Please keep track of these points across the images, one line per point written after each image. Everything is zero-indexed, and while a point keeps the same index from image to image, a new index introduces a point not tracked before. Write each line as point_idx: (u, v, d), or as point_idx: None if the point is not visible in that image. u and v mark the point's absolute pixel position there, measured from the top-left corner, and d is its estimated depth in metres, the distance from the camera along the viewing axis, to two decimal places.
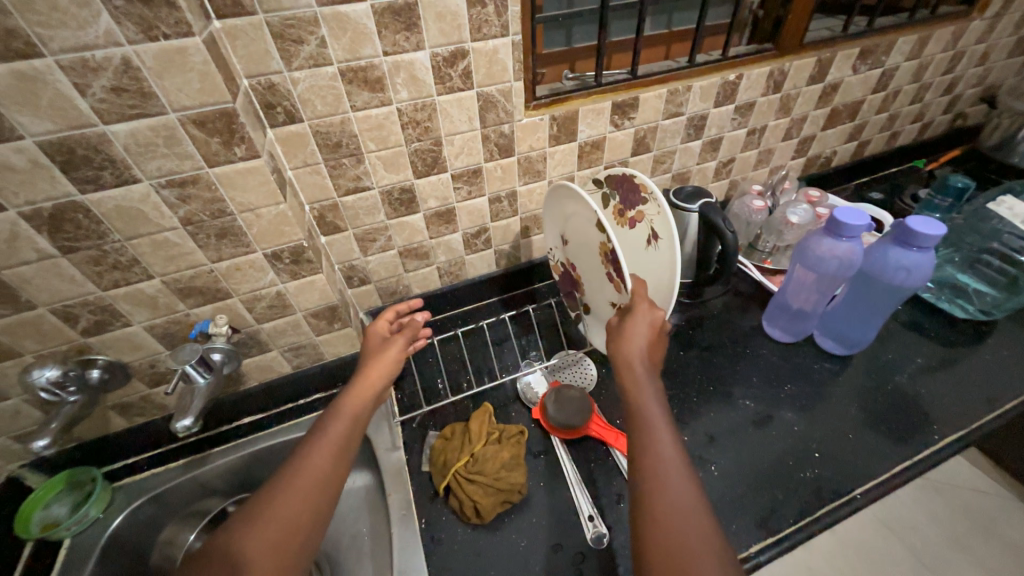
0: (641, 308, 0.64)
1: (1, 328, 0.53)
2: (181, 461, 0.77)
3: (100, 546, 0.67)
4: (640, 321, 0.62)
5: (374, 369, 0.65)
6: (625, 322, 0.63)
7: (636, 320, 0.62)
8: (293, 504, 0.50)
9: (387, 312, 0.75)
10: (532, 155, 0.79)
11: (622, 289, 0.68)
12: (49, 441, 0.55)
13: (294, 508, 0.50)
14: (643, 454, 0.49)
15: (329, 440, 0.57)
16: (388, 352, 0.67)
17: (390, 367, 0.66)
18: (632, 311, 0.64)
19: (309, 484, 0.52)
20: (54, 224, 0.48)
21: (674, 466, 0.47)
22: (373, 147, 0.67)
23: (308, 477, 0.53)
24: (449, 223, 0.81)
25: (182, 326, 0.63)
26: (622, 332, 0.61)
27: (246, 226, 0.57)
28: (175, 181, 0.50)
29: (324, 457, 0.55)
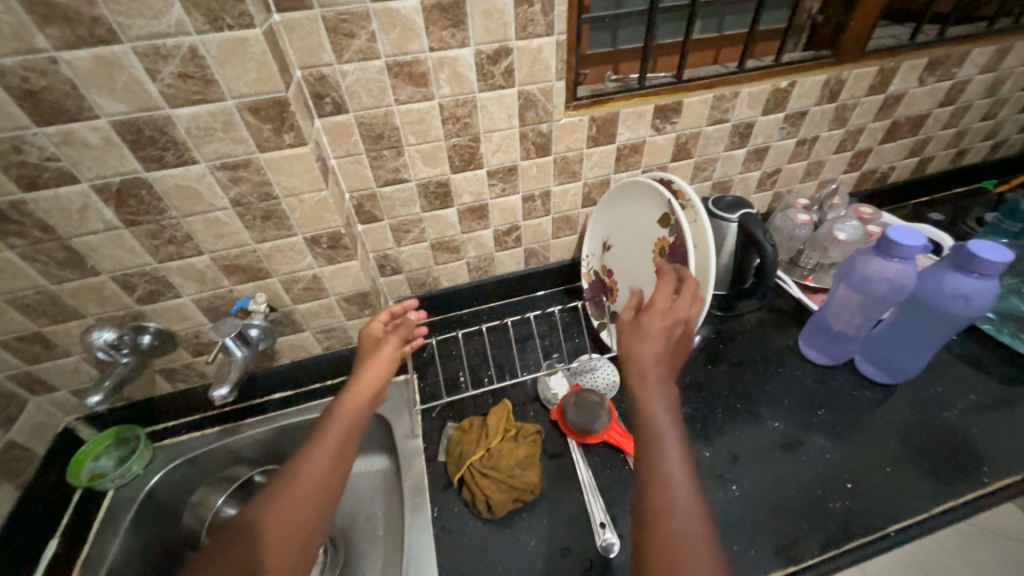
0: (661, 308, 0.59)
1: (70, 291, 0.58)
2: (215, 428, 0.80)
3: (138, 501, 0.72)
4: (656, 328, 0.57)
5: (371, 368, 0.64)
6: (641, 325, 0.58)
7: (652, 322, 0.57)
8: (293, 506, 0.52)
9: (385, 311, 0.72)
10: (569, 155, 0.78)
11: None
12: (101, 398, 0.60)
13: (293, 510, 0.51)
14: (647, 467, 0.48)
15: (327, 440, 0.57)
16: (388, 349, 0.66)
17: (388, 364, 0.66)
18: (651, 312, 0.59)
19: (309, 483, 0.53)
20: (120, 198, 0.52)
21: (678, 480, 0.46)
22: (413, 140, 0.68)
23: (306, 478, 0.54)
24: (481, 218, 0.82)
25: (226, 301, 0.67)
26: (638, 337, 0.56)
27: (289, 210, 0.60)
28: (228, 164, 0.53)
29: (323, 455, 0.56)
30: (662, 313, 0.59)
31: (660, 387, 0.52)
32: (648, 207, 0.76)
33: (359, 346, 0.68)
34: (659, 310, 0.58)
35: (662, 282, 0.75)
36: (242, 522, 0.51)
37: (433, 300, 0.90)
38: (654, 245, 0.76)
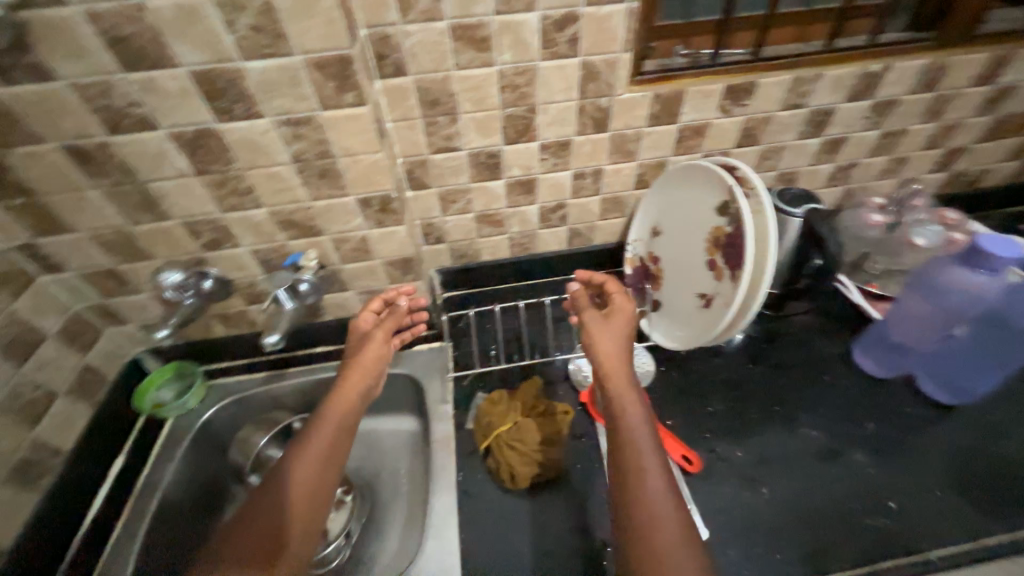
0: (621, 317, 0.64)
1: (143, 232, 0.62)
2: (263, 373, 0.85)
3: (192, 432, 0.77)
4: (617, 334, 0.62)
5: (358, 368, 0.67)
6: (602, 331, 0.63)
7: (611, 329, 0.63)
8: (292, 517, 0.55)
9: (376, 299, 0.74)
10: (625, 133, 0.75)
11: (723, 276, 0.69)
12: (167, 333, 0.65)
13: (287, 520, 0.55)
14: (626, 471, 0.52)
15: (314, 448, 0.59)
16: (377, 344, 0.69)
17: (376, 360, 0.68)
18: (612, 320, 0.64)
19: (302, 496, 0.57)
20: (192, 147, 0.55)
21: (652, 481, 0.50)
22: (469, 108, 0.67)
23: (295, 492, 0.56)
24: (529, 193, 0.81)
25: (279, 255, 0.69)
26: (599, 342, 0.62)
27: (344, 169, 0.60)
28: (291, 120, 0.54)
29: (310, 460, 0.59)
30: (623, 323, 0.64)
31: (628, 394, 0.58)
32: (706, 193, 0.72)
33: (349, 338, 0.72)
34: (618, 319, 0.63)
35: (710, 273, 0.71)
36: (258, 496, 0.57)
37: (472, 273, 0.90)
38: (708, 234, 0.72)
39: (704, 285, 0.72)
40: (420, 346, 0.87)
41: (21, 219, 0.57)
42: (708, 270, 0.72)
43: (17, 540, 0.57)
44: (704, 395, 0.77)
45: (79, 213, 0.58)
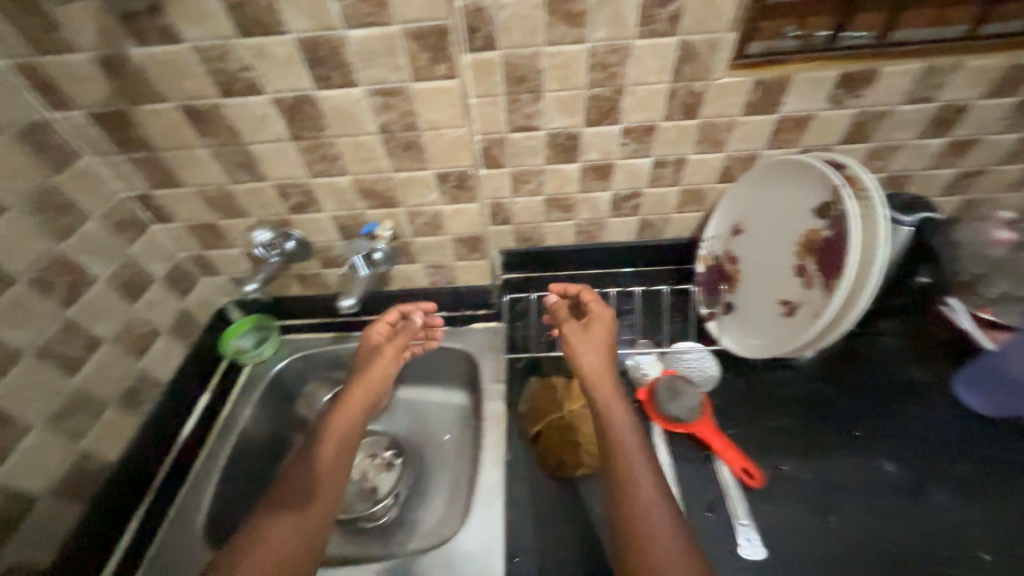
0: (600, 324, 0.71)
1: (241, 191, 0.66)
2: (330, 333, 0.89)
3: (266, 380, 0.83)
4: (601, 341, 0.69)
5: (374, 371, 0.74)
6: (586, 336, 0.70)
7: (594, 335, 0.69)
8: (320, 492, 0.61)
9: (391, 311, 0.81)
10: (717, 121, 0.70)
11: (814, 282, 0.64)
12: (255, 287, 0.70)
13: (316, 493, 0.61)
14: (622, 480, 0.55)
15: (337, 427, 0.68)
16: (391, 352, 0.76)
17: (389, 363, 0.75)
18: (593, 328, 0.71)
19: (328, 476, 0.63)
20: (291, 112, 0.57)
21: (646, 489, 0.54)
22: (554, 86, 0.65)
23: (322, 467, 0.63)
24: (603, 179, 0.78)
25: (357, 223, 0.72)
26: (582, 345, 0.69)
27: (427, 142, 0.61)
28: (384, 90, 0.55)
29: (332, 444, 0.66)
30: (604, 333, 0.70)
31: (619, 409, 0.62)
32: (805, 191, 0.67)
33: (362, 347, 0.78)
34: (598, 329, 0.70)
35: (800, 280, 0.66)
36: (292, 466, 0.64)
37: (535, 257, 0.89)
38: (802, 235, 0.67)
39: (790, 290, 0.68)
40: (475, 324, 0.89)
41: (142, 171, 0.63)
42: (796, 274, 0.67)
43: (122, 458, 0.64)
44: (768, 407, 0.70)
45: (188, 169, 0.63)
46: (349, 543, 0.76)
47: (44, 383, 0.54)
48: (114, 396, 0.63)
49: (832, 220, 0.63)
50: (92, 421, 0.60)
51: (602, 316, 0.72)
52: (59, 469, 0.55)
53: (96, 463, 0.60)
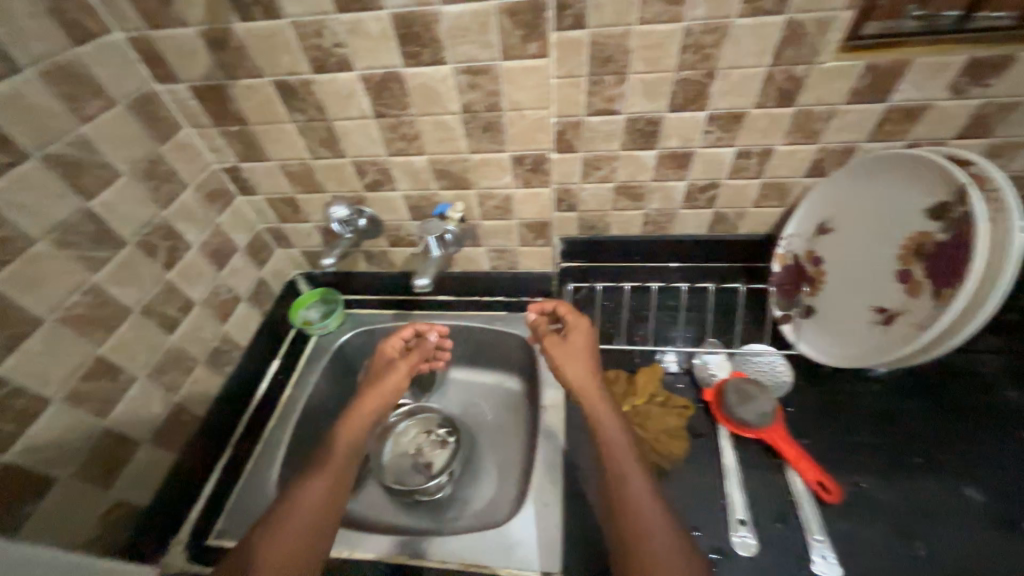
0: (578, 333, 0.68)
1: (321, 167, 0.68)
2: (390, 311, 0.92)
3: (330, 352, 0.86)
4: (581, 350, 0.67)
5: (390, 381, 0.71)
6: (567, 349, 0.67)
7: (576, 347, 0.67)
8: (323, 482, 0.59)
9: (407, 328, 0.79)
10: (815, 110, 0.65)
11: (921, 292, 0.60)
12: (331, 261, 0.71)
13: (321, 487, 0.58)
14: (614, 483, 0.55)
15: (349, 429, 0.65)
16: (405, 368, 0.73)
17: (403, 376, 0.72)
18: (572, 337, 0.68)
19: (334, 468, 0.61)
20: (378, 89, 0.58)
21: (637, 489, 0.54)
22: (641, 68, 0.62)
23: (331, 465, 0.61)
24: (680, 168, 0.74)
25: (427, 203, 0.72)
26: (567, 360, 0.66)
27: (508, 124, 0.60)
28: (471, 68, 0.55)
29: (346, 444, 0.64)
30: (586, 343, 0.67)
31: (606, 412, 0.61)
32: (916, 190, 0.63)
33: (376, 361, 0.76)
34: (576, 338, 0.68)
35: (903, 287, 0.63)
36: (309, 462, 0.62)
37: (597, 246, 0.87)
38: (908, 239, 0.63)
39: (888, 298, 0.64)
40: (534, 311, 0.88)
41: (233, 144, 0.66)
42: (897, 281, 0.63)
43: (208, 414, 0.68)
44: (847, 419, 0.66)
45: (275, 144, 0.66)
46: (400, 512, 0.79)
47: (147, 339, 0.58)
48: (202, 355, 0.67)
49: (950, 224, 0.58)
50: (184, 377, 0.64)
51: (576, 326, 0.69)
52: (157, 418, 0.60)
53: (187, 416, 0.64)
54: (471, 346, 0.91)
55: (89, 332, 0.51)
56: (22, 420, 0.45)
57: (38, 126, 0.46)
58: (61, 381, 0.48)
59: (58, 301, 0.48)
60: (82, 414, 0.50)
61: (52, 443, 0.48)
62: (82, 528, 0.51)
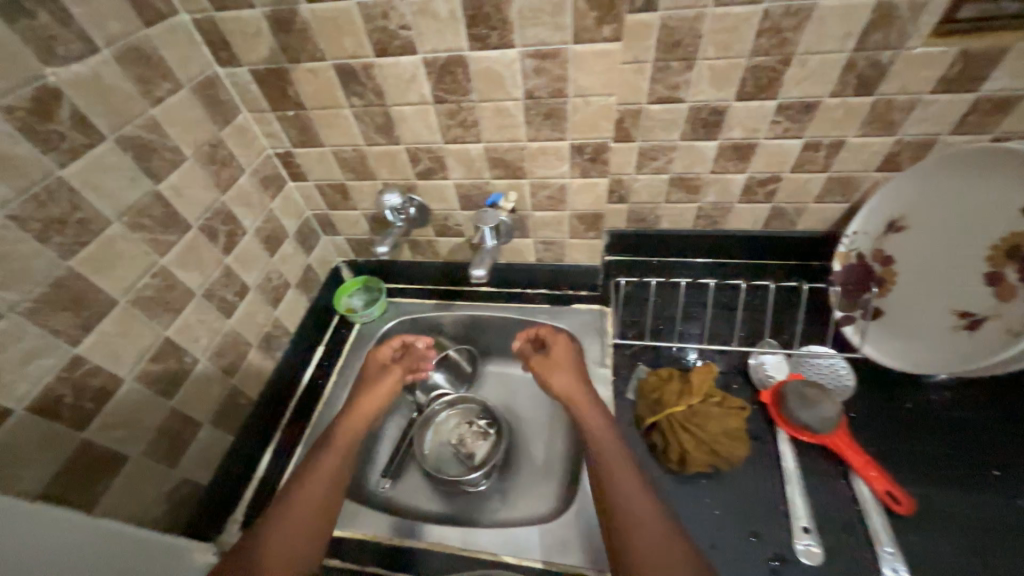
0: (560, 346, 0.71)
1: (375, 154, 0.67)
2: (432, 300, 0.91)
3: (373, 340, 0.86)
4: (564, 360, 0.69)
5: (384, 381, 0.71)
6: (551, 361, 0.70)
7: (559, 359, 0.70)
8: (319, 477, 0.57)
9: (394, 339, 0.79)
10: (896, 99, 0.61)
11: (1013, 296, 0.59)
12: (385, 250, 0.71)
13: (317, 481, 0.57)
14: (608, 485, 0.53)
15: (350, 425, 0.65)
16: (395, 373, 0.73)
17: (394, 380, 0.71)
18: (555, 350, 0.71)
19: (329, 461, 0.59)
20: (441, 74, 0.56)
21: (637, 503, 0.51)
22: (712, 53, 0.59)
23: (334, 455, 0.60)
24: (742, 160, 0.71)
25: (479, 193, 0.71)
26: (551, 369, 0.69)
27: (572, 111, 0.58)
28: (539, 52, 0.53)
29: (341, 439, 0.63)
30: (568, 355, 0.70)
31: (594, 418, 0.61)
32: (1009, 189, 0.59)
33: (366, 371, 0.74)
34: (560, 351, 0.71)
35: (989, 291, 0.61)
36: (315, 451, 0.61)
37: (646, 240, 0.84)
38: (995, 241, 0.61)
39: (972, 302, 0.62)
40: (578, 305, 0.86)
41: (289, 129, 0.66)
42: (983, 285, 0.61)
43: (260, 398, 0.69)
44: (918, 427, 0.62)
45: (330, 130, 0.65)
46: (442, 502, 0.79)
47: (206, 322, 0.59)
48: (256, 340, 0.68)
49: None
50: (239, 361, 0.65)
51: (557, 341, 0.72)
52: (215, 400, 0.60)
53: (242, 399, 0.65)
54: (512, 339, 0.90)
55: (156, 315, 0.52)
56: (99, 399, 0.46)
57: (114, 109, 0.46)
58: (132, 362, 0.49)
59: (131, 283, 0.48)
60: (150, 395, 0.51)
61: (124, 422, 0.48)
62: (151, 505, 0.52)
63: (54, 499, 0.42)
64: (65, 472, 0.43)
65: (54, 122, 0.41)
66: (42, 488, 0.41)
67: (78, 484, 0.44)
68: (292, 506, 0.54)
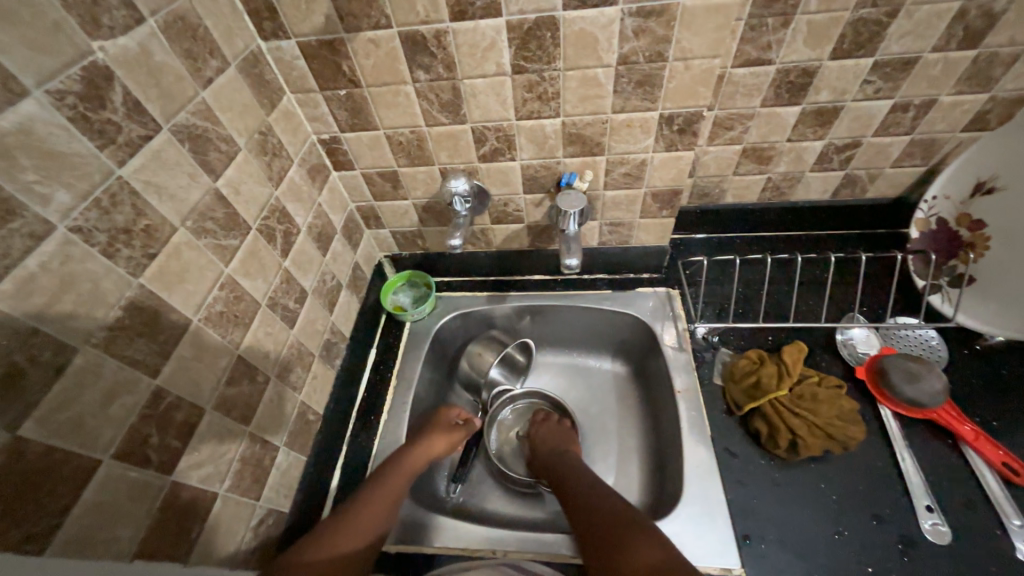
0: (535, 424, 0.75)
1: (436, 136, 0.60)
2: (484, 293, 0.84)
3: (429, 339, 0.78)
4: (543, 433, 0.73)
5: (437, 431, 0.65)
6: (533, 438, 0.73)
7: (538, 432, 0.73)
8: (385, 492, 0.55)
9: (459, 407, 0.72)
10: (1001, 52, 0.57)
11: None
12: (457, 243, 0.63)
13: (384, 496, 0.54)
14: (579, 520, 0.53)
15: (413, 456, 0.60)
16: (452, 435, 0.66)
17: (444, 437, 0.64)
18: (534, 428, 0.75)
19: (392, 481, 0.56)
20: (525, 39, 0.50)
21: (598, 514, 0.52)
22: (813, 7, 0.54)
23: (396, 476, 0.57)
24: (823, 125, 0.67)
25: (548, 174, 0.65)
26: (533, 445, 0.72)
27: (669, 77, 0.52)
28: (644, 10, 0.47)
29: (406, 464, 0.59)
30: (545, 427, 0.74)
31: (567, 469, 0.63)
32: None
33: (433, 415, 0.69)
34: (534, 427, 0.75)
35: None
36: (381, 469, 0.58)
37: (709, 216, 0.80)
38: None
39: None
40: (642, 289, 0.80)
41: (338, 111, 0.58)
42: None
43: (327, 412, 0.63)
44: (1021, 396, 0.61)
45: (388, 110, 0.58)
46: (524, 506, 0.71)
47: (273, 335, 0.53)
48: (317, 349, 0.61)
49: None
50: (305, 375, 0.58)
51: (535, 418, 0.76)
52: (288, 420, 0.55)
53: (311, 416, 0.59)
54: (571, 329, 0.84)
55: (225, 332, 0.45)
56: (182, 435, 0.40)
57: (166, 92, 0.39)
58: (210, 387, 0.43)
59: (201, 299, 0.42)
60: (229, 423, 0.45)
61: (208, 456, 0.43)
62: (240, 544, 0.46)
63: (152, 554, 0.36)
64: (158, 522, 0.37)
65: (108, 110, 0.34)
66: (139, 544, 0.35)
67: (171, 534, 0.38)
68: (357, 516, 0.51)
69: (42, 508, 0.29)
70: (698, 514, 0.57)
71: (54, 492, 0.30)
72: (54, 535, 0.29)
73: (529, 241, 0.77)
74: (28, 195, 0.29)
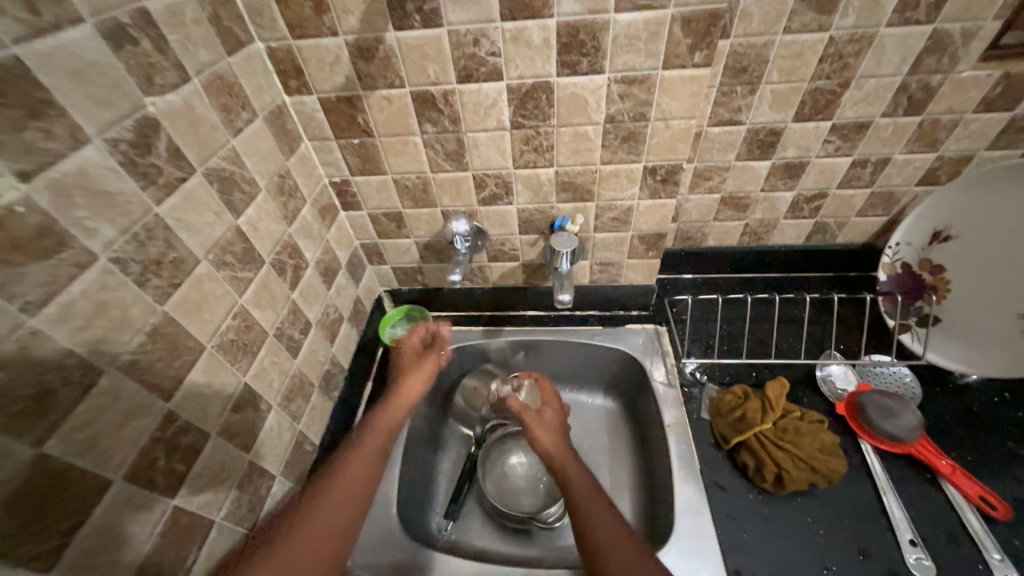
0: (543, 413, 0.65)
1: (440, 181, 0.66)
2: (480, 328, 0.87)
3: None
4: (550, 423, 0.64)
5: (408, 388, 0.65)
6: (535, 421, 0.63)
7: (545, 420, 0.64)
8: (366, 455, 0.53)
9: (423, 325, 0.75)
10: (942, 119, 0.65)
11: None
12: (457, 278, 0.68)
13: (360, 463, 0.52)
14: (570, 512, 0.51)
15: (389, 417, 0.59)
16: (419, 370, 0.67)
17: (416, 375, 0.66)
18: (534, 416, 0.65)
19: (373, 440, 0.56)
20: (523, 101, 0.56)
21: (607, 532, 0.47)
22: (775, 78, 0.62)
23: (381, 435, 0.57)
24: (793, 178, 0.73)
25: (542, 217, 0.70)
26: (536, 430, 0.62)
27: (651, 134, 0.58)
28: (628, 78, 0.53)
29: (382, 422, 0.59)
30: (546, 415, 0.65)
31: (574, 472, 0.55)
32: None
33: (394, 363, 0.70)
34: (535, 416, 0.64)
35: None
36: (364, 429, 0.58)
37: (692, 257, 0.85)
38: None
39: None
40: (631, 325, 0.84)
41: (351, 157, 0.63)
42: None
43: (323, 443, 0.64)
44: (990, 430, 0.64)
45: (397, 158, 0.63)
46: (517, 543, 0.71)
47: (278, 364, 0.55)
48: (317, 380, 0.63)
49: None
50: (304, 405, 0.60)
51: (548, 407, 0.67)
52: (286, 449, 0.55)
53: (308, 447, 0.60)
54: (564, 364, 0.86)
55: (235, 360, 0.47)
56: (187, 459, 0.41)
57: (202, 140, 0.43)
58: (216, 413, 0.45)
59: (215, 327, 0.45)
60: (231, 450, 0.46)
61: (209, 482, 0.43)
62: None
63: None
64: (157, 547, 0.38)
65: (152, 155, 0.38)
66: (137, 570, 0.36)
67: (167, 561, 0.38)
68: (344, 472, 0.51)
69: (51, 526, 0.30)
70: (688, 550, 0.58)
71: (65, 512, 0.31)
72: (61, 555, 0.30)
73: (524, 278, 0.81)
74: (77, 229, 0.32)
